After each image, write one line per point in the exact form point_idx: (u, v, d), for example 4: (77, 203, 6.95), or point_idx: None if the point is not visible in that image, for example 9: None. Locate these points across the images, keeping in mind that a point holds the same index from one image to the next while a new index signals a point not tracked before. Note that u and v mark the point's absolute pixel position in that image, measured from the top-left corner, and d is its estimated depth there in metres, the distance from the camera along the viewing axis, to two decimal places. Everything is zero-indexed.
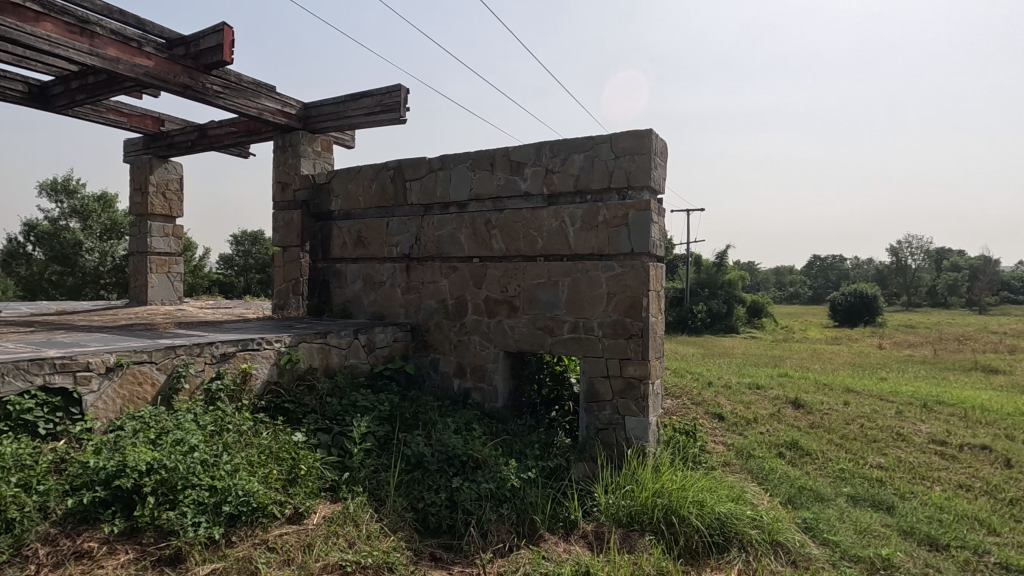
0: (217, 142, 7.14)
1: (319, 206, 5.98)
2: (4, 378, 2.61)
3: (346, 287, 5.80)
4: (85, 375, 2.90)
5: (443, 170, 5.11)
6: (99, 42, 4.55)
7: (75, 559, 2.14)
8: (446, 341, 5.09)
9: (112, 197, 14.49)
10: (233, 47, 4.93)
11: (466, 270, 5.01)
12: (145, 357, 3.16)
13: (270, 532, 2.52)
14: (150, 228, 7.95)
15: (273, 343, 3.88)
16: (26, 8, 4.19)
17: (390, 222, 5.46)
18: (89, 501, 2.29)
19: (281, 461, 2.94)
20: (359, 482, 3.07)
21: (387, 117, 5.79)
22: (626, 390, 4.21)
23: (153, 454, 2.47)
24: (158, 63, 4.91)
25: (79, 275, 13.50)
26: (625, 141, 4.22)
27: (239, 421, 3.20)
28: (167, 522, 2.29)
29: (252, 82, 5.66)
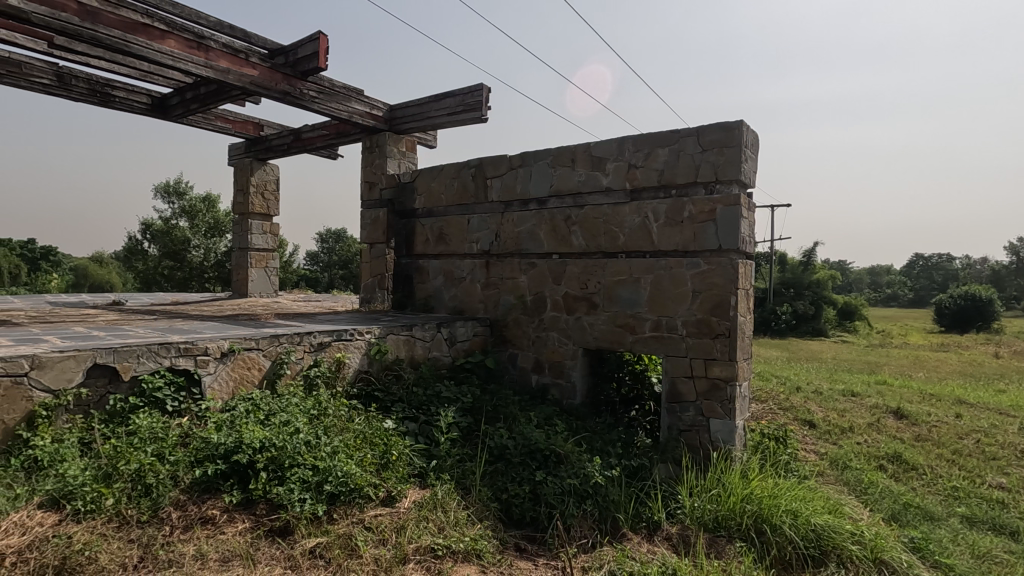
0: (310, 145, 7.59)
1: (403, 204, 6.21)
2: (138, 359, 2.93)
3: (427, 282, 6.00)
4: (204, 359, 3.19)
5: (523, 167, 5.16)
6: (213, 55, 4.96)
7: (201, 524, 2.35)
8: (524, 337, 5.14)
9: (216, 197, 15.51)
10: (328, 54, 5.22)
11: (545, 266, 5.03)
12: (254, 344, 3.43)
13: (367, 512, 2.65)
14: (250, 227, 8.59)
15: (364, 334, 4.09)
16: (154, 28, 4.62)
17: (470, 219, 5.58)
18: (212, 472, 2.52)
19: (374, 446, 3.10)
20: (446, 470, 3.16)
21: (468, 117, 5.93)
22: (711, 392, 4.07)
23: (265, 434, 2.68)
24: (262, 72, 5.28)
25: (186, 270, 14.94)
26: (713, 134, 4.06)
27: (335, 407, 3.39)
28: (276, 497, 2.47)
29: (343, 86, 5.99)
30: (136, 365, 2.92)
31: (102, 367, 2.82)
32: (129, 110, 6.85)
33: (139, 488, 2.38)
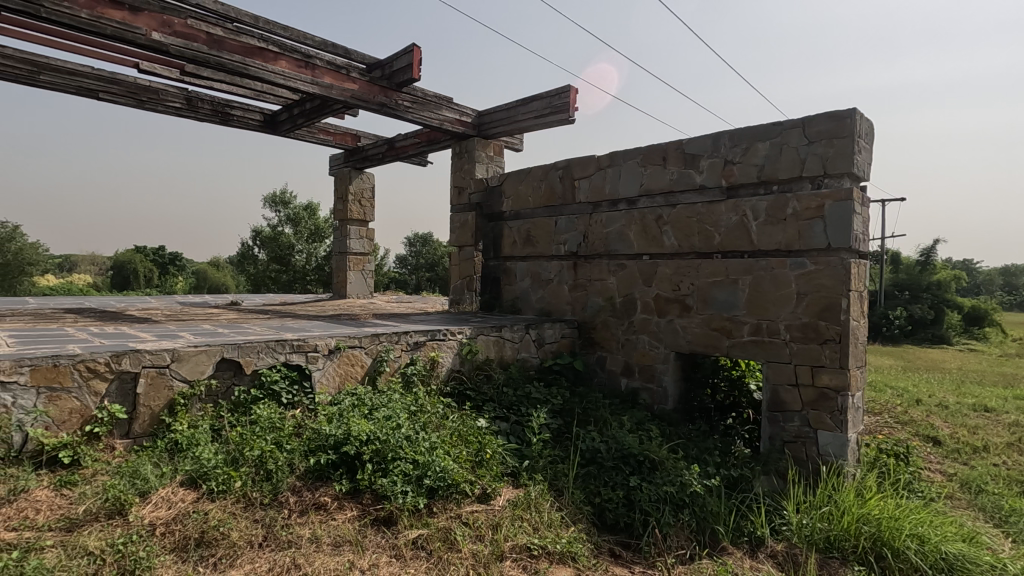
0: (403, 153, 7.94)
1: (492, 207, 6.33)
2: (258, 354, 3.20)
3: (515, 284, 6.07)
4: (314, 355, 3.43)
5: (612, 167, 5.08)
6: (318, 73, 5.31)
7: (315, 509, 2.51)
8: (613, 339, 5.06)
9: (316, 205, 16.72)
10: (421, 65, 5.44)
11: (635, 268, 4.92)
12: (357, 342, 3.63)
13: (463, 508, 2.71)
14: (349, 232, 9.12)
15: (456, 334, 4.21)
16: (269, 51, 5.02)
17: (558, 221, 5.58)
18: (323, 462, 2.70)
19: (468, 444, 3.17)
20: (538, 471, 3.17)
21: (556, 118, 5.93)
22: (819, 401, 3.79)
23: (370, 428, 2.84)
24: (361, 86, 5.60)
25: (291, 273, 16.18)
26: (821, 124, 3.78)
27: (432, 405, 3.53)
28: (381, 488, 2.60)
29: (435, 95, 6.22)
30: (256, 360, 3.20)
31: (229, 361, 3.11)
32: (245, 127, 7.52)
33: (262, 473, 2.59)
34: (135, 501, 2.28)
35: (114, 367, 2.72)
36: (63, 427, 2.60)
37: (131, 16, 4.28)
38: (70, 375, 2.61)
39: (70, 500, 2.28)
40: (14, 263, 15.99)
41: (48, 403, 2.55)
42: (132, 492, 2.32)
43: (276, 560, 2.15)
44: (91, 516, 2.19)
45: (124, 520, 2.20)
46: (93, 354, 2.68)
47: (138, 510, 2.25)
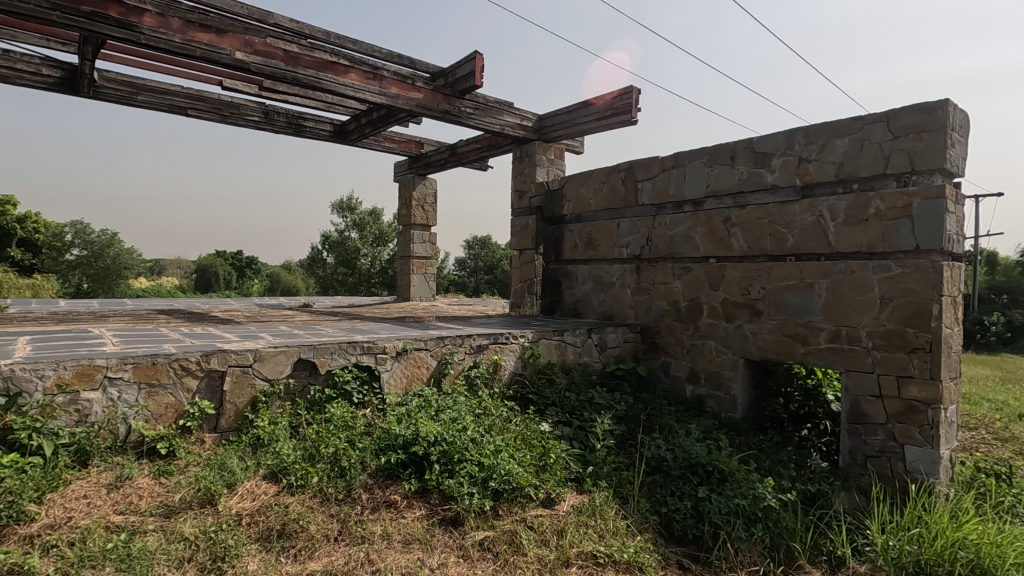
0: (464, 158, 8.07)
1: (552, 211, 6.33)
2: (331, 355, 3.35)
3: (576, 287, 6.03)
4: (382, 357, 3.54)
5: (677, 168, 4.96)
6: (386, 83, 5.50)
7: (385, 507, 2.59)
8: (677, 345, 4.93)
9: (380, 210, 17.31)
10: (484, 71, 5.52)
11: (701, 271, 4.78)
12: (423, 345, 3.73)
13: (529, 512, 2.72)
14: (412, 236, 9.38)
15: (519, 337, 4.24)
16: (340, 64, 5.25)
17: (620, 224, 5.50)
18: (393, 461, 2.78)
19: (532, 448, 3.18)
20: (603, 477, 3.14)
21: (617, 120, 5.87)
22: (905, 414, 3.53)
23: (438, 429, 2.91)
24: (426, 94, 5.75)
25: (357, 276, 16.86)
26: (907, 118, 3.54)
27: (495, 408, 3.57)
28: (448, 489, 2.65)
29: (496, 100, 6.30)
30: (330, 360, 3.34)
31: (305, 361, 3.27)
32: (317, 137, 7.90)
33: (336, 470, 2.71)
34: (223, 491, 2.43)
35: (204, 365, 2.93)
36: (160, 420, 2.81)
37: (217, 37, 4.58)
38: (166, 372, 2.83)
39: (167, 488, 2.47)
40: (112, 267, 17.48)
41: (148, 397, 2.77)
42: (221, 483, 2.48)
43: (351, 554, 2.23)
44: (186, 504, 2.36)
45: (213, 509, 2.35)
46: (186, 353, 2.90)
47: (226, 500, 2.41)
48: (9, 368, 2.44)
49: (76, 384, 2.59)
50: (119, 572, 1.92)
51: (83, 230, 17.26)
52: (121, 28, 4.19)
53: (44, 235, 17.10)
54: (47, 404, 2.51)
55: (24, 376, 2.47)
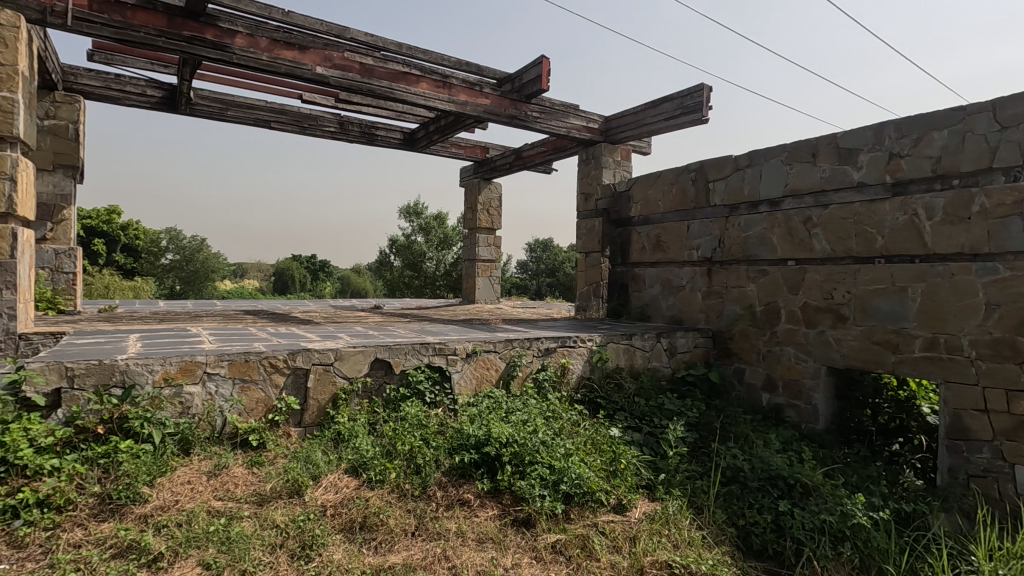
0: (529, 162, 8.13)
1: (619, 213, 6.24)
2: (406, 356, 3.46)
3: (644, 291, 5.92)
4: (453, 358, 3.63)
5: (752, 167, 4.77)
6: (455, 91, 5.63)
7: (459, 505, 2.64)
8: (753, 351, 4.73)
9: (444, 215, 17.74)
10: (551, 75, 5.54)
11: (778, 274, 4.57)
12: (492, 347, 3.78)
13: (600, 517, 2.69)
14: (477, 239, 9.53)
15: (586, 341, 4.21)
16: (412, 74, 5.43)
17: (691, 226, 5.36)
18: (466, 460, 2.84)
19: (602, 453, 3.15)
20: (675, 486, 3.06)
21: (687, 119, 5.72)
22: (1017, 431, 3.22)
23: (509, 431, 2.95)
24: (493, 100, 5.85)
25: (422, 279, 17.33)
26: (1017, 106, 3.23)
27: (564, 412, 3.57)
28: (520, 490, 2.67)
29: (562, 103, 6.31)
30: (404, 361, 3.46)
31: (381, 360, 3.40)
32: (387, 144, 8.19)
33: (412, 467, 2.80)
34: (309, 483, 2.57)
35: (290, 363, 3.11)
36: (252, 414, 3.01)
37: (300, 54, 4.86)
38: (257, 369, 3.03)
39: (258, 478, 2.64)
40: (201, 270, 18.85)
41: (241, 392, 2.98)
42: (307, 475, 2.63)
43: (428, 549, 2.29)
44: (277, 493, 2.51)
45: (301, 499, 2.49)
46: (275, 352, 3.09)
47: (312, 492, 2.54)
48: (124, 363, 2.71)
49: (180, 378, 2.83)
50: (221, 553, 2.07)
51: (176, 236, 18.77)
52: (217, 50, 4.52)
53: (143, 241, 18.70)
54: (156, 396, 2.75)
55: (137, 370, 2.73)
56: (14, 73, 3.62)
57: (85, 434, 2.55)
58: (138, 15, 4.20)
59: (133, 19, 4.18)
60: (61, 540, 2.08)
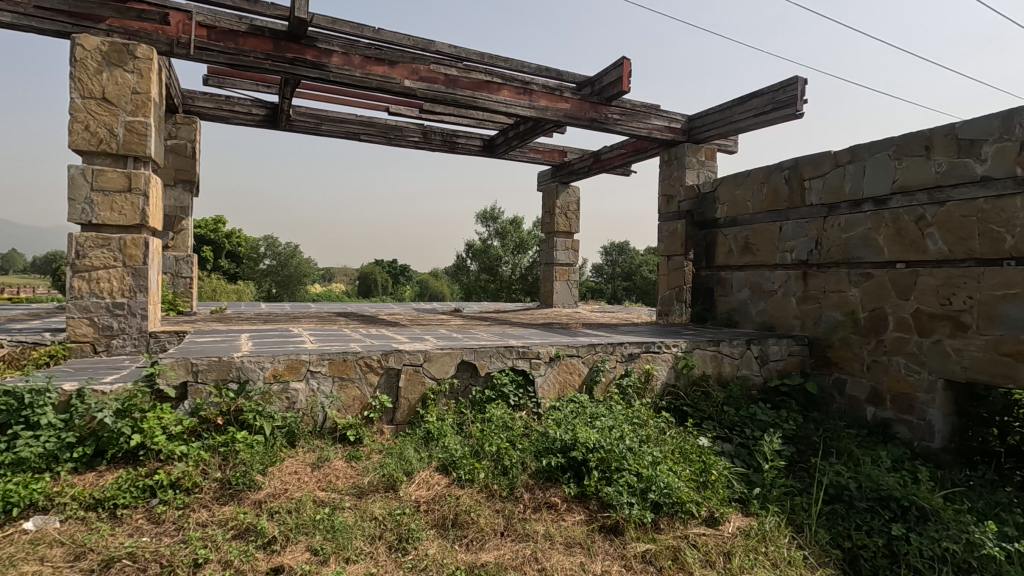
0: (609, 164, 8.03)
1: (704, 215, 6.03)
2: (491, 359, 3.53)
3: (731, 295, 5.68)
4: (537, 362, 3.66)
5: (854, 163, 4.45)
6: (535, 96, 5.68)
7: (546, 508, 2.65)
8: (855, 361, 4.40)
9: (520, 219, 17.93)
10: (631, 76, 5.47)
11: (885, 277, 4.22)
12: (575, 351, 3.77)
13: (691, 529, 2.60)
14: (555, 243, 9.54)
15: (672, 347, 4.10)
16: (494, 83, 5.54)
17: (784, 227, 5.07)
18: (553, 464, 2.86)
19: (691, 463, 3.05)
20: (772, 502, 2.90)
21: (780, 114, 5.44)
22: None
23: (596, 436, 2.93)
24: (573, 104, 5.85)
25: (498, 282, 17.60)
26: None
27: (650, 419, 3.49)
28: (607, 497, 2.65)
29: (643, 105, 6.21)
30: (489, 363, 3.53)
31: (467, 362, 3.49)
32: (468, 152, 8.40)
33: (499, 467, 2.85)
34: (403, 479, 2.69)
35: (383, 363, 3.26)
36: (349, 411, 3.18)
37: (390, 69, 5.10)
38: (354, 367, 3.21)
39: (356, 472, 2.79)
40: (294, 274, 20.21)
41: (340, 389, 3.17)
42: (401, 471, 2.75)
43: (518, 550, 2.31)
44: (374, 487, 2.65)
45: (396, 494, 2.61)
46: (370, 352, 3.26)
47: (406, 487, 2.66)
48: (240, 359, 2.96)
49: (287, 375, 3.05)
50: (326, 541, 2.21)
51: (273, 243, 20.27)
52: (316, 69, 4.84)
53: (245, 248, 20.34)
54: (266, 391, 2.98)
55: (250, 366, 2.97)
56: (148, 100, 4.07)
57: (207, 424, 2.82)
58: (249, 40, 4.58)
59: (245, 44, 4.57)
60: (191, 519, 2.31)
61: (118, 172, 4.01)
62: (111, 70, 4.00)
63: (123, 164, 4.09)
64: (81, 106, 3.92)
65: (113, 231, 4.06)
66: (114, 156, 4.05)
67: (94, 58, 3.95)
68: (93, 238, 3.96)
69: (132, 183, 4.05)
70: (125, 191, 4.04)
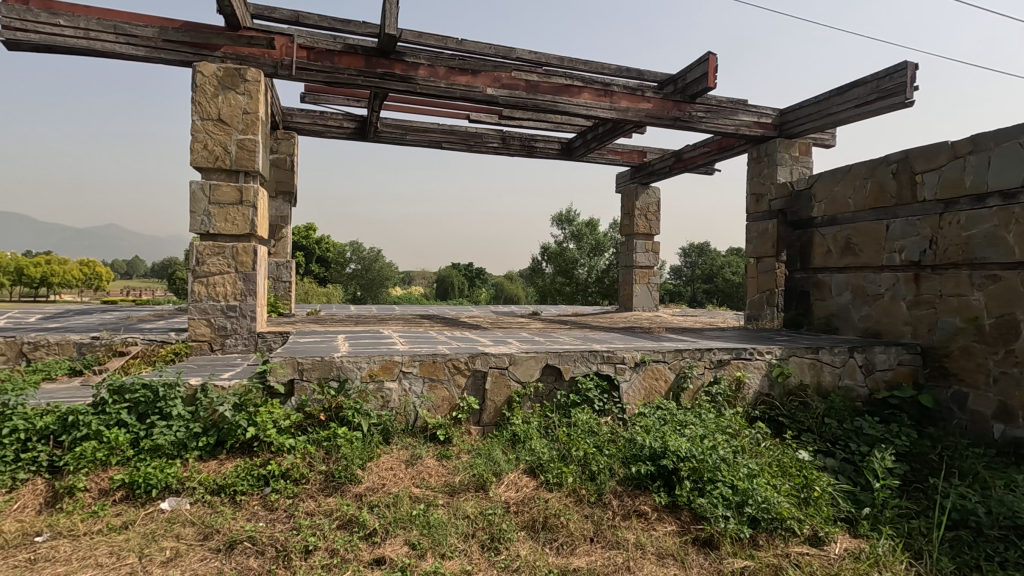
0: (692, 163, 7.78)
1: (799, 214, 5.70)
2: (576, 363, 3.52)
3: (829, 299, 5.33)
4: (622, 367, 3.60)
5: (976, 154, 4.02)
6: (616, 97, 5.61)
7: (636, 516, 2.61)
8: (979, 372, 3.97)
9: (596, 221, 17.75)
10: (718, 72, 5.27)
11: (1015, 280, 3.78)
12: (661, 356, 3.68)
13: (793, 548, 2.45)
14: (635, 246, 9.35)
15: (765, 354, 3.91)
16: (574, 86, 5.52)
17: (891, 225, 4.69)
18: (642, 472, 2.81)
19: (791, 478, 2.88)
20: (884, 523, 2.69)
21: (885, 103, 5.04)
22: None
23: (687, 445, 2.85)
24: (655, 103, 5.71)
25: (573, 285, 17.51)
26: None
27: (743, 429, 3.34)
28: (700, 508, 2.56)
29: (730, 101, 5.95)
30: (574, 368, 3.52)
31: (551, 366, 3.50)
32: (547, 155, 8.43)
33: (587, 472, 2.85)
34: (492, 479, 2.74)
35: (470, 365, 3.35)
36: (438, 411, 3.29)
37: (473, 78, 5.24)
38: (444, 369, 3.32)
39: (448, 470, 2.88)
40: (377, 278, 21.18)
41: (430, 390, 3.28)
42: (490, 472, 2.81)
43: (611, 557, 2.29)
44: (465, 485, 2.72)
45: (487, 494, 2.67)
46: (457, 354, 3.35)
47: (496, 488, 2.71)
48: (340, 359, 3.15)
49: (382, 374, 3.21)
50: (423, 536, 2.30)
51: (357, 249, 21.36)
52: (403, 82, 5.05)
53: (332, 253, 21.58)
54: (363, 389, 3.15)
55: (349, 366, 3.15)
56: (256, 119, 4.44)
57: (311, 419, 3.02)
58: (344, 59, 4.87)
59: (340, 62, 4.86)
60: (300, 508, 2.48)
61: (231, 187, 4.39)
62: (225, 93, 4.39)
63: (236, 179, 4.47)
64: (201, 127, 4.33)
65: (227, 240, 4.45)
66: (228, 171, 4.44)
67: (211, 83, 4.36)
68: (211, 247, 4.36)
69: (243, 196, 4.42)
70: (237, 203, 4.41)
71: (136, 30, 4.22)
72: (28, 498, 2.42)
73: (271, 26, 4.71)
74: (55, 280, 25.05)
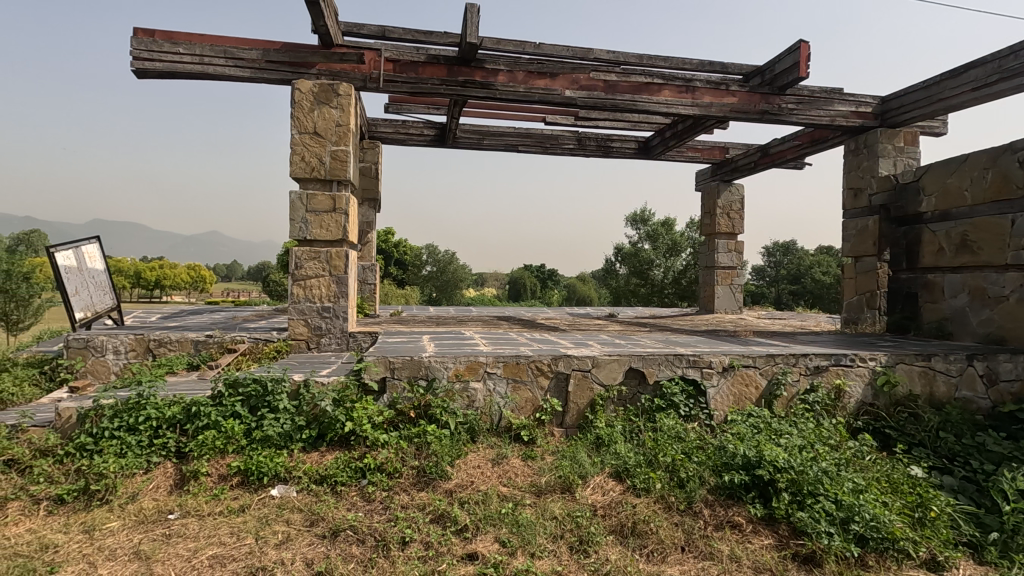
0: (780, 159, 7.39)
1: (905, 209, 5.26)
2: (660, 366, 3.45)
3: (942, 302, 4.87)
4: (709, 371, 3.49)
5: None
6: (699, 93, 5.43)
7: (730, 527, 2.52)
8: None
9: (673, 221, 17.24)
10: (810, 60, 4.98)
11: None
12: (751, 361, 3.53)
13: (907, 571, 2.26)
14: (717, 245, 8.98)
15: (868, 360, 3.64)
16: (653, 84, 5.41)
17: (1017, 219, 4.22)
18: (735, 481, 2.70)
19: (902, 495, 2.67)
20: (1017, 551, 2.42)
21: (1010, 84, 4.55)
22: None
23: (784, 456, 2.72)
24: (740, 97, 5.48)
25: (649, 287, 17.09)
26: None
27: (845, 441, 3.13)
28: (800, 523, 2.43)
29: (824, 90, 5.59)
30: (658, 372, 3.45)
31: (635, 369, 3.45)
32: (623, 155, 8.31)
33: (675, 479, 2.79)
34: (578, 482, 2.75)
35: (553, 367, 3.37)
36: (522, 411, 3.34)
37: (551, 81, 5.25)
38: (527, 370, 3.36)
39: (533, 470, 2.91)
40: (452, 280, 21.72)
41: (514, 390, 3.34)
42: (576, 474, 2.81)
43: (704, 568, 2.23)
44: (551, 487, 2.74)
45: (574, 496, 2.67)
46: (540, 356, 3.38)
47: (582, 491, 2.71)
48: (428, 359, 3.27)
49: (467, 374, 3.30)
50: (513, 534, 2.34)
51: (433, 251, 22.01)
52: (483, 89, 5.15)
53: (410, 256, 22.36)
54: (450, 389, 3.25)
55: (436, 366, 3.27)
56: (348, 131, 4.71)
57: (402, 416, 3.15)
58: (427, 69, 5.02)
59: (423, 73, 5.01)
60: (395, 500, 2.60)
61: (326, 196, 4.68)
62: (320, 108, 4.69)
63: (330, 188, 4.75)
64: (299, 141, 4.65)
65: (322, 246, 4.74)
66: (323, 181, 4.73)
67: (308, 99, 4.67)
68: (308, 252, 4.66)
69: (336, 204, 4.69)
70: (331, 211, 4.68)
71: (243, 53, 4.60)
72: (161, 479, 2.71)
73: (359, 42, 4.96)
74: (167, 283, 27.65)
